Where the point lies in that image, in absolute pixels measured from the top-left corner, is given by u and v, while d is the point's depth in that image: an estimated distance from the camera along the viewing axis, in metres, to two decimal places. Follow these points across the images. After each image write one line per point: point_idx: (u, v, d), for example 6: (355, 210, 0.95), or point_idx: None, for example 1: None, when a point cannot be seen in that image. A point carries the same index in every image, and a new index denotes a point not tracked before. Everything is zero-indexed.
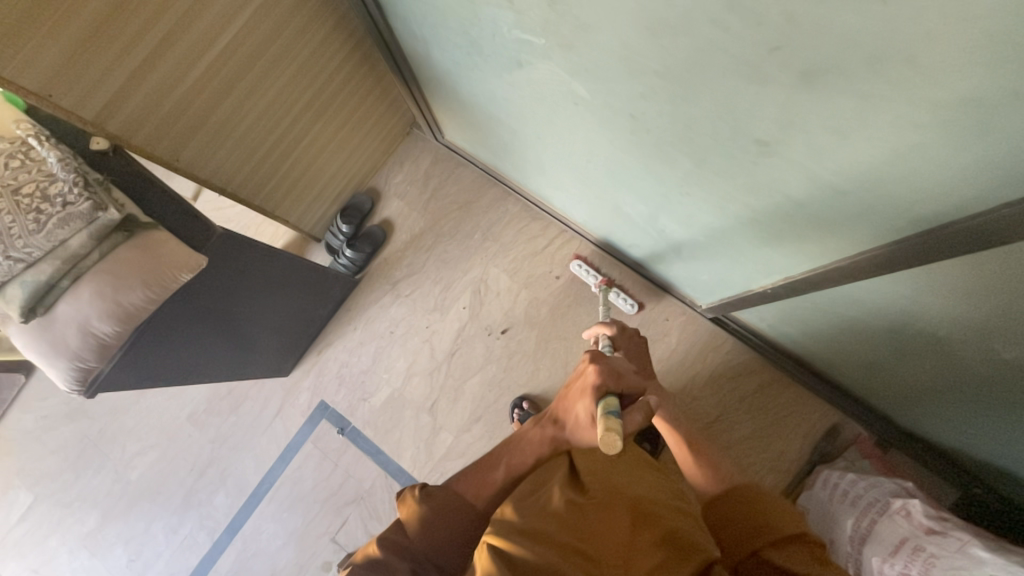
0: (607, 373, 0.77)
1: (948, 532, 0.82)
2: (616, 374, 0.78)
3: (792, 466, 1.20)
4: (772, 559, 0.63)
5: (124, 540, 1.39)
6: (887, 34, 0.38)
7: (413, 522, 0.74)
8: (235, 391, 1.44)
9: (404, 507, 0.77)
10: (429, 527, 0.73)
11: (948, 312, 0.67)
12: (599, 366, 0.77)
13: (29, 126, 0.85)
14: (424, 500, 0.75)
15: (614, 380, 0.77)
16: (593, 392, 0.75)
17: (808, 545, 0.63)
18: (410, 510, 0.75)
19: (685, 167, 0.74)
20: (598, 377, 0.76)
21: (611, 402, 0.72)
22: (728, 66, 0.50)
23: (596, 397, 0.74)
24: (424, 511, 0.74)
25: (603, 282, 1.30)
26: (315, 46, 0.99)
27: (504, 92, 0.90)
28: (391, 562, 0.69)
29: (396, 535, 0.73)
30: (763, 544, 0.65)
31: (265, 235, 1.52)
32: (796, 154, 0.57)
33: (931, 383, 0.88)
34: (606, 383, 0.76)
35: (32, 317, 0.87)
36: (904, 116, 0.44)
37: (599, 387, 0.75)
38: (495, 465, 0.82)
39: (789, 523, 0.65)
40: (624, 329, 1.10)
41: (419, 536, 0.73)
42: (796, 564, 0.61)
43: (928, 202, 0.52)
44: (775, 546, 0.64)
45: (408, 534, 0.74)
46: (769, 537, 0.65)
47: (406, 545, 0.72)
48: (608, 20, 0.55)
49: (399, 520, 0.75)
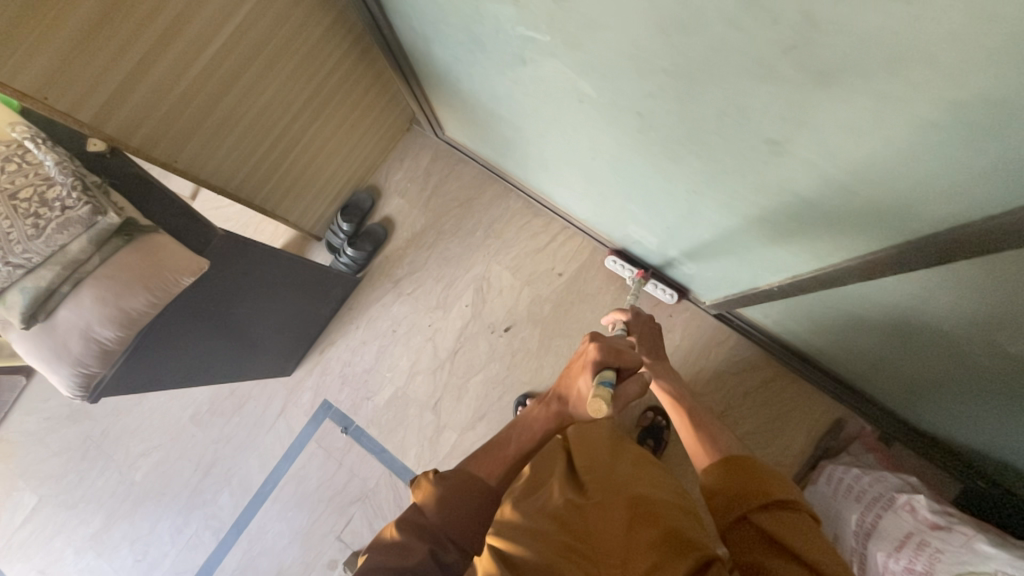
0: (606, 350, 0.81)
1: (953, 527, 0.81)
2: (614, 351, 0.82)
3: (796, 461, 1.21)
4: (757, 520, 0.63)
5: (130, 540, 1.39)
6: (907, 35, 0.37)
7: (431, 502, 0.74)
8: (238, 391, 1.43)
9: (418, 491, 0.77)
10: (448, 506, 0.74)
11: (957, 309, 0.66)
12: (599, 344, 0.82)
13: (25, 129, 0.84)
14: (439, 481, 0.76)
15: (613, 357, 0.81)
16: (592, 366, 0.80)
17: (799, 513, 0.63)
18: (426, 492, 0.75)
19: (693, 164, 0.73)
20: (598, 353, 0.81)
21: (608, 373, 0.77)
22: (741, 65, 0.49)
23: (595, 371, 0.79)
24: (440, 491, 0.75)
25: (638, 275, 1.25)
26: (315, 41, 0.97)
27: (507, 90, 0.89)
28: (409, 543, 0.68)
29: (414, 516, 0.73)
30: (752, 507, 0.65)
31: (264, 234, 1.51)
32: (808, 153, 0.56)
33: (938, 379, 0.87)
34: (603, 358, 0.80)
35: (33, 323, 0.86)
36: (921, 116, 0.43)
37: (597, 362, 0.80)
38: (506, 443, 0.85)
39: (779, 489, 0.66)
40: (638, 314, 1.09)
41: (439, 516, 0.72)
42: (780, 525, 0.61)
43: (943, 202, 0.51)
44: (763, 510, 0.64)
45: (426, 514, 0.73)
46: (757, 501, 0.66)
47: (425, 524, 0.71)
48: (617, 18, 0.54)
49: (414, 503, 0.75)
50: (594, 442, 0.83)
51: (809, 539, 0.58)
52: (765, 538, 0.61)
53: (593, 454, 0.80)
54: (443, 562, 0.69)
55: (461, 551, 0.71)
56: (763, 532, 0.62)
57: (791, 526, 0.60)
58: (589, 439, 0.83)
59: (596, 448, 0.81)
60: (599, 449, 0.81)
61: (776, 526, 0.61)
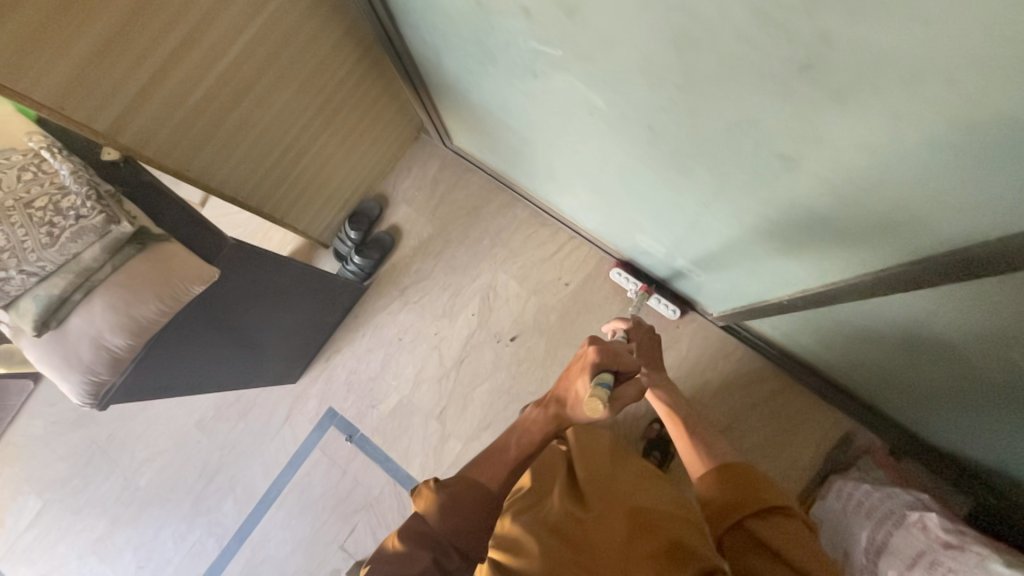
0: (604, 352, 0.82)
1: (966, 546, 0.80)
2: (613, 353, 0.82)
3: (804, 474, 1.20)
4: (752, 526, 0.64)
5: (134, 546, 1.39)
6: (923, 57, 0.37)
7: (432, 510, 0.73)
8: (244, 398, 1.43)
9: (419, 500, 0.75)
10: (449, 513, 0.72)
11: (969, 324, 0.66)
12: (598, 346, 0.82)
13: (40, 138, 0.86)
14: (441, 489, 0.74)
15: (611, 359, 0.81)
16: (590, 369, 0.80)
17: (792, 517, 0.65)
18: (427, 501, 0.74)
19: (703, 178, 0.73)
20: (597, 356, 0.81)
21: (605, 375, 0.77)
22: (755, 81, 0.50)
23: (593, 373, 0.79)
24: (442, 498, 0.74)
25: (642, 289, 1.26)
26: (326, 51, 0.98)
27: (516, 101, 0.90)
28: (413, 554, 0.68)
29: (417, 525, 0.72)
30: (747, 514, 0.66)
31: (272, 241, 1.52)
32: (820, 168, 0.56)
33: (951, 394, 0.86)
34: (601, 361, 0.80)
35: (44, 331, 0.87)
36: (940, 135, 0.43)
37: (596, 364, 0.80)
38: (506, 447, 0.85)
39: (774, 496, 0.67)
40: (638, 324, 1.09)
41: (440, 523, 0.72)
42: (774, 533, 0.62)
43: (959, 221, 0.51)
44: (759, 516, 0.65)
45: (429, 522, 0.72)
46: (752, 507, 0.66)
47: (428, 533, 0.71)
48: (630, 33, 0.54)
49: (416, 512, 0.74)
50: (595, 452, 0.82)
51: (802, 547, 0.60)
52: (761, 544, 0.62)
53: (592, 464, 0.78)
54: (447, 569, 0.69)
55: (465, 557, 0.71)
56: (758, 538, 0.63)
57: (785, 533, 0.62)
58: (590, 449, 0.82)
59: (597, 457, 0.80)
60: (599, 461, 0.79)
61: (772, 533, 0.62)
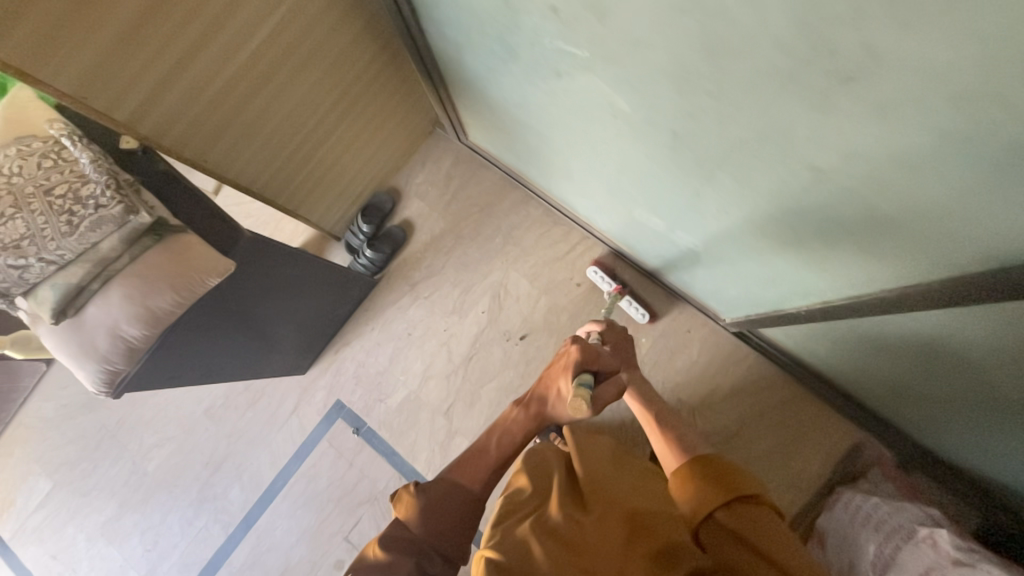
0: (585, 351, 0.82)
1: (977, 565, 0.78)
2: (593, 353, 0.83)
3: (812, 484, 1.19)
4: (719, 517, 0.64)
5: (141, 530, 1.40)
6: (979, 75, 0.36)
7: (412, 514, 0.73)
8: (253, 387, 1.44)
9: (399, 505, 0.75)
10: (429, 516, 0.73)
11: (993, 343, 0.64)
12: (580, 346, 0.83)
13: (62, 126, 0.84)
14: (421, 492, 0.75)
15: (592, 359, 0.82)
16: (572, 368, 0.81)
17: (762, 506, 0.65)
18: (407, 506, 0.74)
19: (726, 184, 0.72)
20: (580, 355, 0.82)
21: (586, 376, 0.78)
22: (792, 92, 0.49)
23: (574, 373, 0.80)
24: (422, 501, 0.74)
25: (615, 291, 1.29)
26: (346, 44, 0.97)
27: (536, 99, 0.89)
28: (397, 562, 0.67)
29: (399, 531, 0.71)
30: (716, 505, 0.66)
31: (284, 233, 1.52)
32: (853, 182, 0.55)
33: (968, 411, 0.85)
34: (582, 360, 0.81)
35: (62, 319, 0.87)
36: (984, 155, 0.42)
37: (578, 363, 0.81)
38: (488, 448, 0.84)
39: (746, 485, 0.67)
40: (613, 325, 1.07)
41: (421, 527, 0.72)
42: (745, 522, 0.62)
43: (994, 241, 0.49)
44: (727, 506, 0.65)
45: (411, 528, 0.72)
46: (722, 498, 0.66)
47: (409, 539, 0.70)
48: (663, 37, 0.53)
49: (398, 519, 0.73)
50: (596, 457, 0.81)
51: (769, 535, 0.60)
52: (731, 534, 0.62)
53: (594, 467, 0.78)
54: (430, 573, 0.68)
55: (447, 560, 0.71)
56: (729, 530, 0.63)
57: (766, 530, 0.60)
58: (589, 452, 0.82)
59: (598, 462, 0.80)
60: (601, 464, 0.79)
61: (739, 522, 0.62)
